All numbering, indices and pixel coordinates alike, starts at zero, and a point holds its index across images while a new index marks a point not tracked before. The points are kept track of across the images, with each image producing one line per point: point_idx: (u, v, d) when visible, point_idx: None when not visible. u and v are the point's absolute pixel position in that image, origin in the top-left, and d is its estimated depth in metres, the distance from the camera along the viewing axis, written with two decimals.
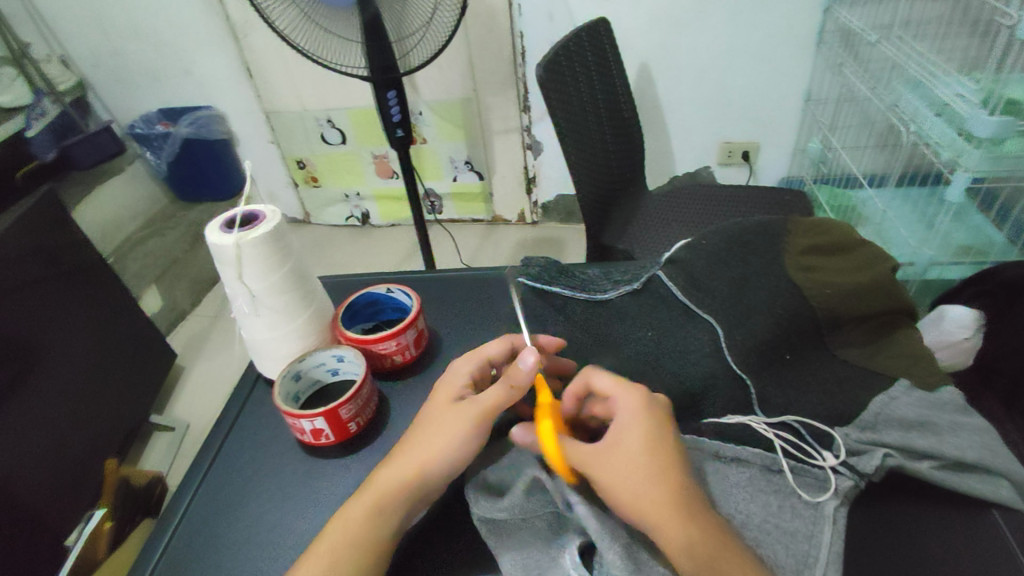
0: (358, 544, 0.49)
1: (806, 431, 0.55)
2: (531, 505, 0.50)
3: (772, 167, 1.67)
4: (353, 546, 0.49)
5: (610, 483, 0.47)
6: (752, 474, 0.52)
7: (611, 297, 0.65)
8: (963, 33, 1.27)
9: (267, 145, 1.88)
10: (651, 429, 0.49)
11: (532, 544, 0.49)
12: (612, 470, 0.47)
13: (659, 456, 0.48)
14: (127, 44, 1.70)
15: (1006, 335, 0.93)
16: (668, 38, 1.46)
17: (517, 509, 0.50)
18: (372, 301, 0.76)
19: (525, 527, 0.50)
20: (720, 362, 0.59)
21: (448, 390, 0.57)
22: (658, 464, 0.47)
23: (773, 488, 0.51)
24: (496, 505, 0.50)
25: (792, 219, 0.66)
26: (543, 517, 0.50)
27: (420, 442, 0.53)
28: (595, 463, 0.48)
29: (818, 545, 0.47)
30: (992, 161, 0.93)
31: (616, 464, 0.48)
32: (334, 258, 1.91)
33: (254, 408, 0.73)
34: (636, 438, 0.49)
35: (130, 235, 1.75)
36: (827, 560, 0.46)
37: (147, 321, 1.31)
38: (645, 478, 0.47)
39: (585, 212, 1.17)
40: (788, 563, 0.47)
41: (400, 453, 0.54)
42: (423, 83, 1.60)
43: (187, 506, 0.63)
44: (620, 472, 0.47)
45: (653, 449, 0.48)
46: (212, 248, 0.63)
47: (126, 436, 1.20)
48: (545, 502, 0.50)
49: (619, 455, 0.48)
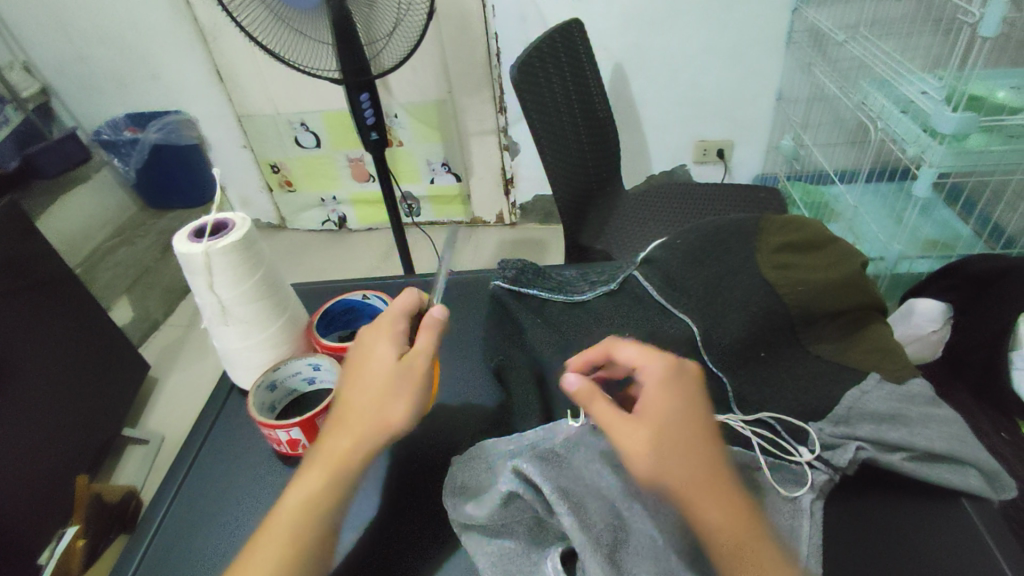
0: (317, 526, 0.49)
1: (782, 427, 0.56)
2: (510, 513, 0.48)
3: (746, 164, 1.69)
4: (312, 525, 0.48)
5: (639, 449, 0.45)
6: None
7: (588, 297, 0.65)
8: (926, 32, 1.31)
9: (240, 150, 1.84)
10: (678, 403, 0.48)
11: (512, 549, 0.48)
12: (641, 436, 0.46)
13: (690, 425, 0.47)
14: (92, 49, 1.66)
15: (972, 328, 0.96)
16: (641, 38, 1.47)
17: (496, 518, 0.48)
18: (349, 308, 0.75)
19: (504, 532, 0.49)
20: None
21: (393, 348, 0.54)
22: (688, 432, 0.47)
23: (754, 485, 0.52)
24: (473, 514, 0.49)
25: (765, 216, 0.66)
26: (523, 522, 0.49)
27: (378, 407, 0.51)
28: (625, 427, 0.47)
29: (800, 539, 0.48)
30: (954, 156, 0.95)
31: (646, 430, 0.46)
32: (312, 263, 1.89)
33: (227, 419, 0.72)
34: (665, 406, 0.48)
35: (99, 245, 1.70)
36: (808, 552, 0.47)
37: (118, 333, 1.28)
38: (678, 447, 0.46)
39: (562, 213, 1.17)
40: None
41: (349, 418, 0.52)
42: (398, 85, 1.59)
43: (158, 523, 0.61)
44: (653, 438, 0.46)
45: (684, 418, 0.48)
46: (181, 257, 0.62)
47: (98, 451, 1.17)
48: (523, 509, 0.48)
49: (649, 422, 0.47)
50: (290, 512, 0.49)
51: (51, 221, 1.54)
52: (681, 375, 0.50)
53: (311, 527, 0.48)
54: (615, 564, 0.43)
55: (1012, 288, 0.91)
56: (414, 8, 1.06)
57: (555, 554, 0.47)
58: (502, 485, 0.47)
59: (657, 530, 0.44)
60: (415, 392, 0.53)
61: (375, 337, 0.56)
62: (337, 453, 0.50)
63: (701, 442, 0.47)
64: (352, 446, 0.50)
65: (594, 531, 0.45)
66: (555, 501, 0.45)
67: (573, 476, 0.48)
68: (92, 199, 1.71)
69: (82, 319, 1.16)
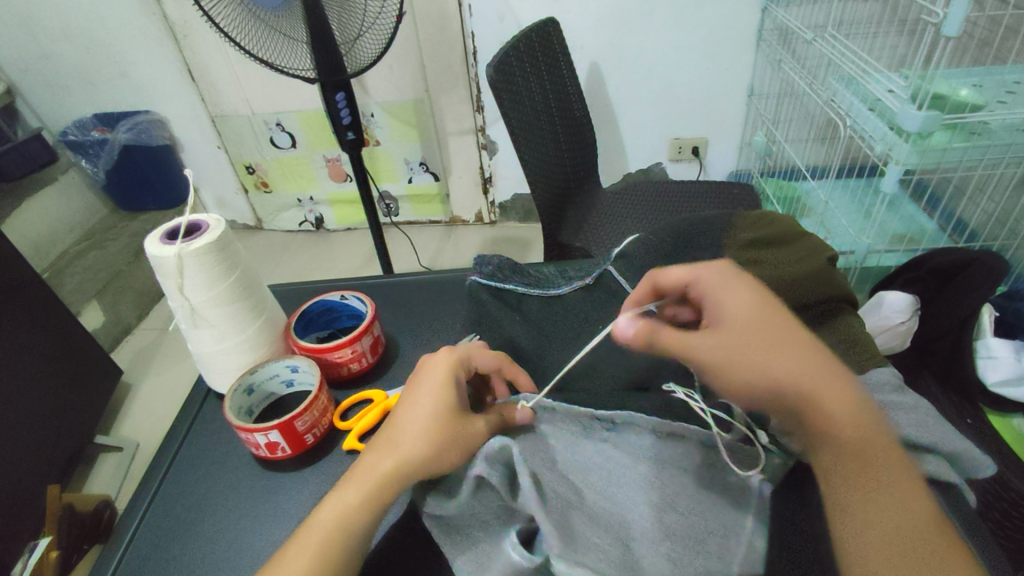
0: (340, 549, 0.47)
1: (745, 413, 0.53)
2: (477, 500, 0.48)
3: (720, 162, 1.71)
4: (333, 551, 0.46)
5: (728, 356, 0.48)
6: (687, 450, 0.48)
7: (564, 292, 0.66)
8: (891, 33, 1.34)
9: (214, 151, 1.81)
10: (752, 305, 0.50)
11: (482, 538, 0.48)
12: (718, 343, 0.49)
13: (774, 322, 0.49)
14: (57, 48, 1.62)
15: (938, 317, 0.98)
16: (615, 37, 1.48)
17: (464, 510, 0.48)
18: (327, 309, 0.75)
19: (475, 525, 0.49)
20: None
21: (448, 388, 0.52)
22: (785, 335, 0.48)
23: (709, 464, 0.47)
24: (440, 506, 0.49)
25: (733, 220, 0.69)
26: (492, 513, 0.48)
27: (424, 440, 0.49)
28: (692, 337, 0.50)
29: (745, 514, 0.45)
30: (919, 154, 0.98)
31: (732, 343, 0.48)
32: (290, 265, 1.86)
33: (205, 423, 0.71)
34: (747, 319, 0.49)
35: (66, 250, 1.65)
36: (752, 530, 0.44)
37: (89, 340, 1.25)
38: (775, 344, 0.47)
39: (542, 212, 1.18)
40: (717, 530, 0.44)
41: (392, 446, 0.50)
42: (374, 84, 1.58)
43: (135, 529, 0.60)
44: (746, 346, 0.47)
45: (764, 320, 0.49)
46: (153, 260, 0.61)
47: (69, 460, 1.14)
48: (490, 498, 0.48)
49: (733, 328, 0.49)
50: (314, 537, 0.47)
51: (16, 224, 1.50)
52: (743, 287, 0.52)
53: (333, 554, 0.46)
54: (570, 540, 0.43)
55: (973, 278, 0.92)
56: (386, 9, 1.05)
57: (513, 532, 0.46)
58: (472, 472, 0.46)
59: (628, 514, 0.45)
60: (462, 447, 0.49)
61: (439, 371, 0.54)
62: (375, 477, 0.49)
63: (798, 344, 0.48)
64: (389, 472, 0.49)
65: (552, 506, 0.44)
66: (522, 474, 0.44)
67: (544, 466, 0.47)
68: (58, 202, 1.66)
69: (50, 326, 1.13)
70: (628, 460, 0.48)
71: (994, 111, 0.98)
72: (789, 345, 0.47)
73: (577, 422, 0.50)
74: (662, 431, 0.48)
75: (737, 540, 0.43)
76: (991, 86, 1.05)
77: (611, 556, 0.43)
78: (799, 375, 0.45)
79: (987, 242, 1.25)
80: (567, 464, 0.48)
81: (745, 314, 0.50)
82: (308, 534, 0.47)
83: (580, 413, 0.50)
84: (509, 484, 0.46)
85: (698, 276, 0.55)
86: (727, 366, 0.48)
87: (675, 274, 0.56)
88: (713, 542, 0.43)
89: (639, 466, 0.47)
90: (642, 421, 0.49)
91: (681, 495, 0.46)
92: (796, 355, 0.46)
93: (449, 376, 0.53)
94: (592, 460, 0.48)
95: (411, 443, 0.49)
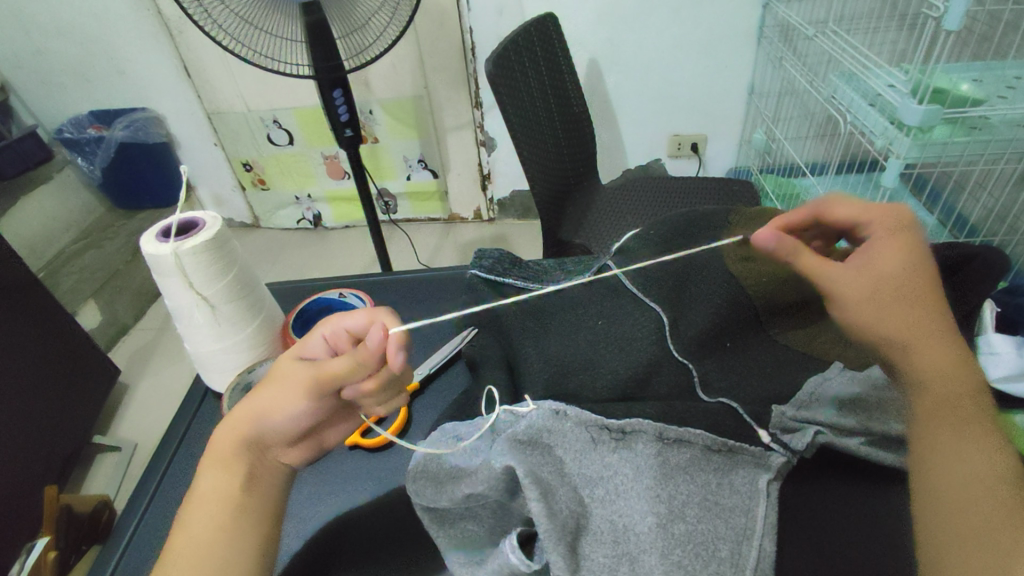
0: (228, 510, 0.46)
1: (743, 409, 0.53)
2: (471, 500, 0.47)
3: (718, 158, 1.72)
4: (230, 508, 0.46)
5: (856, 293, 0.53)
6: (693, 455, 0.47)
7: (562, 287, 0.65)
8: (892, 27, 1.33)
9: (211, 148, 1.80)
10: (906, 266, 0.53)
11: (475, 533, 0.49)
12: (855, 281, 0.53)
13: (921, 287, 0.52)
14: (52, 45, 1.60)
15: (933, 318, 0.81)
16: (615, 34, 1.47)
17: (457, 503, 0.48)
18: (325, 307, 0.74)
19: (468, 517, 0.49)
20: (662, 350, 0.58)
21: (303, 345, 0.54)
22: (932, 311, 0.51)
23: (713, 467, 0.47)
24: (433, 498, 0.48)
25: (735, 215, 0.70)
26: (486, 507, 0.48)
27: (263, 392, 0.50)
28: (831, 266, 0.55)
29: (754, 518, 0.44)
30: (920, 148, 0.97)
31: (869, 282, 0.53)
32: (288, 263, 1.85)
33: (203, 422, 0.71)
34: (892, 268, 0.53)
35: (62, 249, 1.64)
36: (762, 533, 0.43)
37: (86, 339, 1.24)
38: (903, 310, 0.50)
39: (539, 206, 1.17)
40: (728, 536, 0.43)
41: (249, 399, 0.49)
42: (373, 81, 1.57)
43: (132, 533, 0.60)
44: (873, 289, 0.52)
45: (902, 286, 0.52)
46: (148, 258, 0.60)
47: (65, 461, 1.13)
48: (482, 497, 0.47)
49: (869, 279, 0.53)
50: (206, 496, 0.46)
51: (10, 224, 1.48)
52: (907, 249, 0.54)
53: (211, 516, 0.45)
54: (574, 555, 0.42)
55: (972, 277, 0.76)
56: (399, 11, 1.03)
57: (512, 535, 0.45)
58: (466, 488, 0.47)
59: (618, 513, 0.44)
60: (293, 390, 0.49)
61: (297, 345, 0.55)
62: (219, 438, 0.48)
63: (940, 319, 0.50)
64: (233, 435, 0.48)
65: (559, 517, 0.43)
66: (525, 482, 0.43)
67: (553, 469, 0.46)
68: (54, 200, 1.65)
69: (48, 325, 1.12)
70: (637, 474, 0.46)
71: (995, 105, 0.97)
72: (938, 324, 0.50)
73: (587, 431, 0.49)
74: (667, 437, 0.48)
75: (749, 546, 0.42)
76: (991, 81, 1.04)
77: (615, 567, 0.41)
78: (918, 336, 0.49)
79: (987, 237, 1.25)
80: (577, 474, 0.47)
81: (876, 277, 0.53)
82: (196, 509, 0.46)
83: (590, 421, 0.49)
84: (508, 487, 0.46)
85: (866, 219, 0.58)
86: (845, 301, 0.54)
87: (844, 212, 0.59)
88: (725, 548, 0.42)
89: (644, 477, 0.45)
90: (649, 428, 0.48)
91: (689, 503, 0.44)
92: (932, 324, 0.49)
93: (300, 348, 0.54)
94: (596, 467, 0.47)
95: (259, 398, 0.49)
